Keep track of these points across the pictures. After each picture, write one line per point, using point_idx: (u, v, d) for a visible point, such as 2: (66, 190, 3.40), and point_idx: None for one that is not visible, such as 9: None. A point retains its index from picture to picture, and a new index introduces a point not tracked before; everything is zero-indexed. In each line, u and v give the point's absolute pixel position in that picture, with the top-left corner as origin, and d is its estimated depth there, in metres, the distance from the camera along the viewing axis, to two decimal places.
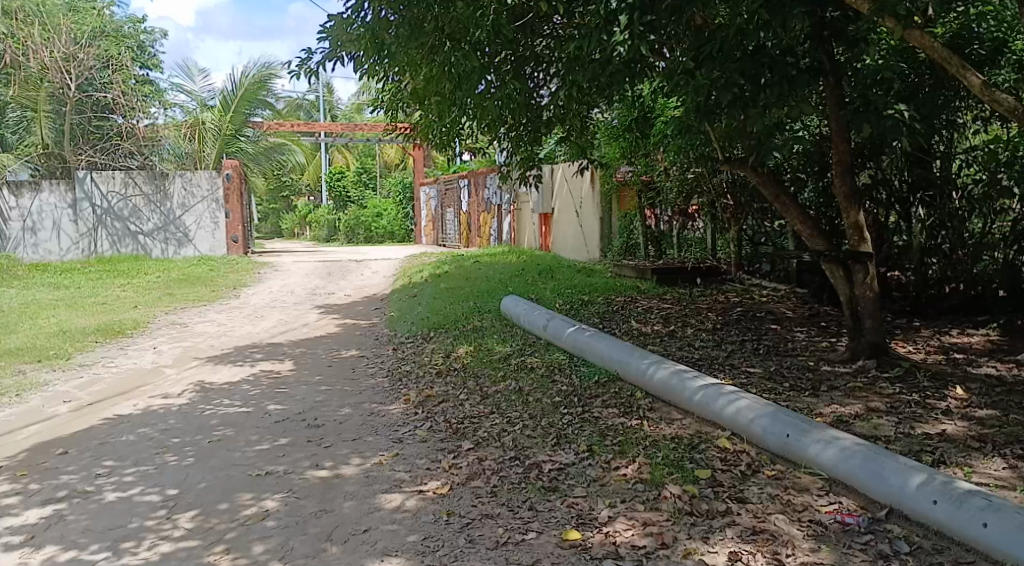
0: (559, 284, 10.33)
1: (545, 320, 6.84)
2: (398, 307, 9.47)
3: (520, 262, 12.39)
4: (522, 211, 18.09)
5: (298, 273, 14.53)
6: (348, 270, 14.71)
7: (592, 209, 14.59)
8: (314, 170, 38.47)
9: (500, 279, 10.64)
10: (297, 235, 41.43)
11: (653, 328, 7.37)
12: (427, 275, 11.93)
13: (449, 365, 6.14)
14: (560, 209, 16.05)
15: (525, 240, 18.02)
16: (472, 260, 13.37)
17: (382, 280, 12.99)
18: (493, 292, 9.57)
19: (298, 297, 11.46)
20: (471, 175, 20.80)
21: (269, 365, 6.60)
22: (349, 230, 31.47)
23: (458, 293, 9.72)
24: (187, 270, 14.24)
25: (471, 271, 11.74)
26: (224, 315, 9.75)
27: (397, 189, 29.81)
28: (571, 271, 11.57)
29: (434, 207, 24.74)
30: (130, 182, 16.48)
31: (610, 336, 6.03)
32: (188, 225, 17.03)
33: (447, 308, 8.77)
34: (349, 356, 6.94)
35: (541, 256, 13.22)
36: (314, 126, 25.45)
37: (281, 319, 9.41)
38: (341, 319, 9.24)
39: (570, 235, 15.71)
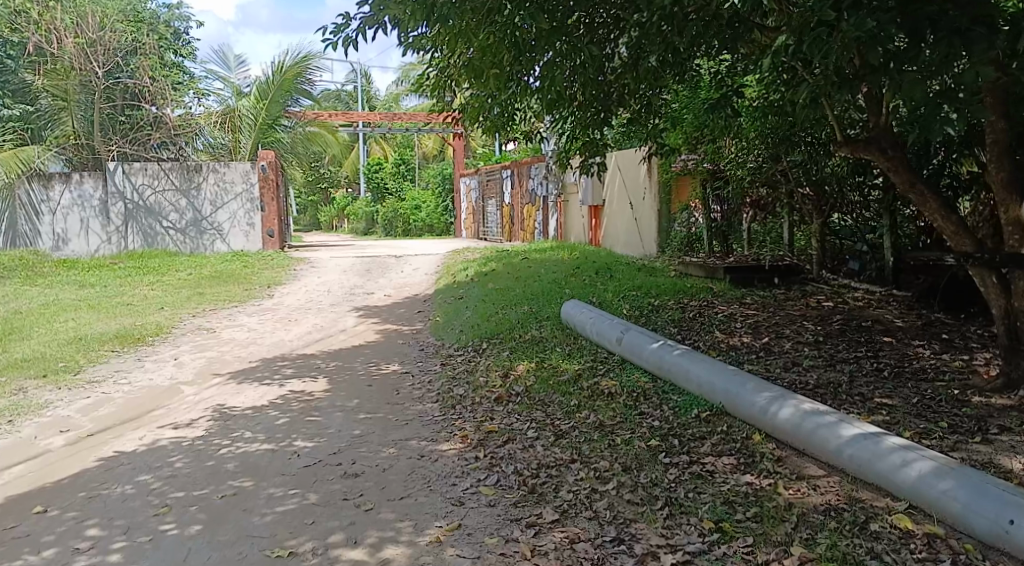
0: (621, 285, 9.28)
1: (617, 330, 5.85)
2: (445, 311, 8.52)
3: (574, 259, 11.39)
4: (570, 203, 17.04)
5: (335, 269, 13.70)
6: (388, 267, 13.85)
7: (649, 201, 13.47)
8: (352, 160, 37.77)
9: (555, 280, 9.63)
10: (335, 227, 40.85)
11: (744, 341, 6.32)
12: (473, 274, 10.99)
13: (511, 388, 5.17)
14: (613, 202, 14.98)
15: (573, 233, 16.98)
16: (521, 257, 12.37)
17: (424, 278, 12.08)
18: (549, 295, 8.55)
19: (334, 297, 10.59)
20: (515, 165, 19.77)
21: (299, 384, 5.70)
22: (388, 223, 30.67)
23: (509, 295, 8.73)
24: (218, 266, 13.53)
25: (521, 269, 10.75)
26: (255, 319, 8.92)
27: (436, 180, 28.89)
28: (631, 269, 10.51)
29: (475, 198, 23.77)
30: (161, 175, 15.86)
31: (703, 355, 5.00)
32: (222, 219, 16.33)
33: (499, 313, 7.81)
34: (391, 373, 6.00)
35: (595, 252, 12.17)
36: (352, 116, 24.67)
37: (316, 323, 8.55)
38: (381, 325, 8.33)
39: (625, 229, 14.58)
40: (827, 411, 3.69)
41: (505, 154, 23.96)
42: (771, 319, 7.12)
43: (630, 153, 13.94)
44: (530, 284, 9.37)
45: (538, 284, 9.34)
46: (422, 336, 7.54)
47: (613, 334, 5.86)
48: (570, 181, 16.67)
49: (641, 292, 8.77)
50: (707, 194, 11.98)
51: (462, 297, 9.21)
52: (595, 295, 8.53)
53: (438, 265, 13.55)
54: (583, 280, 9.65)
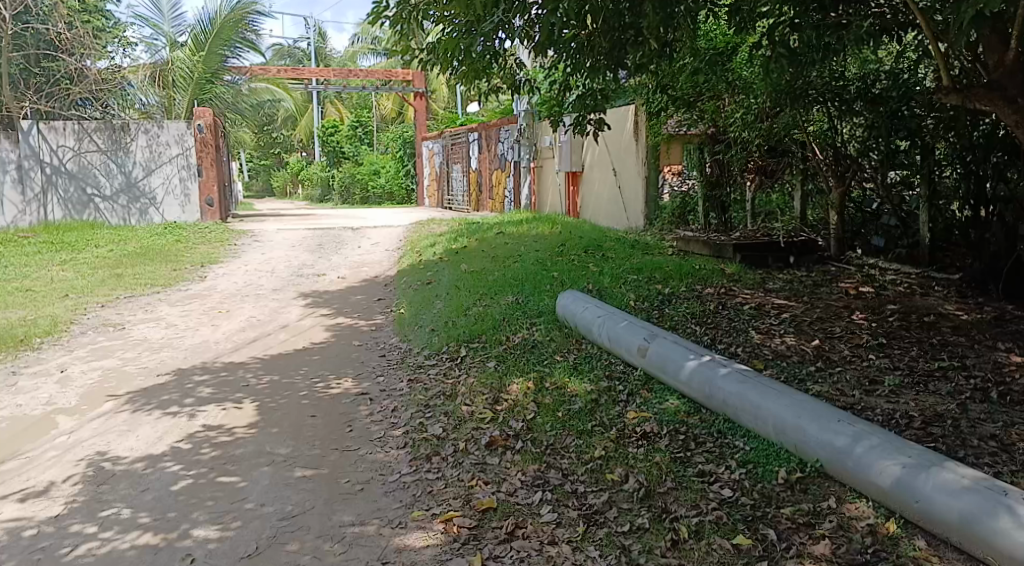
0: (620, 266, 7.91)
1: (638, 339, 4.47)
2: (411, 300, 7.09)
3: (557, 234, 10.00)
4: (543, 169, 15.62)
5: (284, 244, 12.12)
6: (344, 241, 12.30)
7: (635, 166, 12.12)
8: (306, 122, 35.60)
9: (541, 260, 8.23)
10: (289, 194, 38.73)
11: (790, 345, 5.06)
12: (441, 251, 9.56)
13: (507, 423, 3.80)
14: (592, 168, 13.64)
15: (547, 203, 15.60)
16: (496, 230, 10.92)
17: (385, 255, 10.59)
18: (538, 281, 7.16)
19: (279, 280, 9.06)
20: (483, 128, 18.25)
21: (217, 413, 4.26)
22: (345, 189, 28.82)
23: (490, 281, 7.32)
24: (147, 241, 11.83)
25: (500, 246, 9.31)
26: (180, 310, 7.37)
27: (396, 144, 27.15)
28: (626, 247, 9.15)
29: (438, 164, 22.14)
30: (84, 135, 14.00)
31: (765, 377, 3.65)
32: (155, 186, 14.52)
33: (477, 305, 6.42)
34: (341, 394, 4.58)
35: (580, 225, 10.77)
36: (304, 73, 22.74)
37: (253, 315, 7.05)
38: (333, 318, 6.87)
39: (606, 199, 13.26)
40: (1009, 491, 2.39)
41: (470, 116, 22.33)
42: (811, 311, 5.88)
43: (614, 113, 12.57)
44: (512, 266, 7.97)
45: (522, 266, 7.93)
46: (382, 335, 6.10)
47: (633, 343, 4.48)
48: (544, 144, 15.21)
49: (644, 275, 7.42)
50: (705, 158, 10.69)
51: (431, 282, 7.77)
52: (593, 280, 7.16)
53: (400, 240, 12.03)
54: (573, 260, 8.26)
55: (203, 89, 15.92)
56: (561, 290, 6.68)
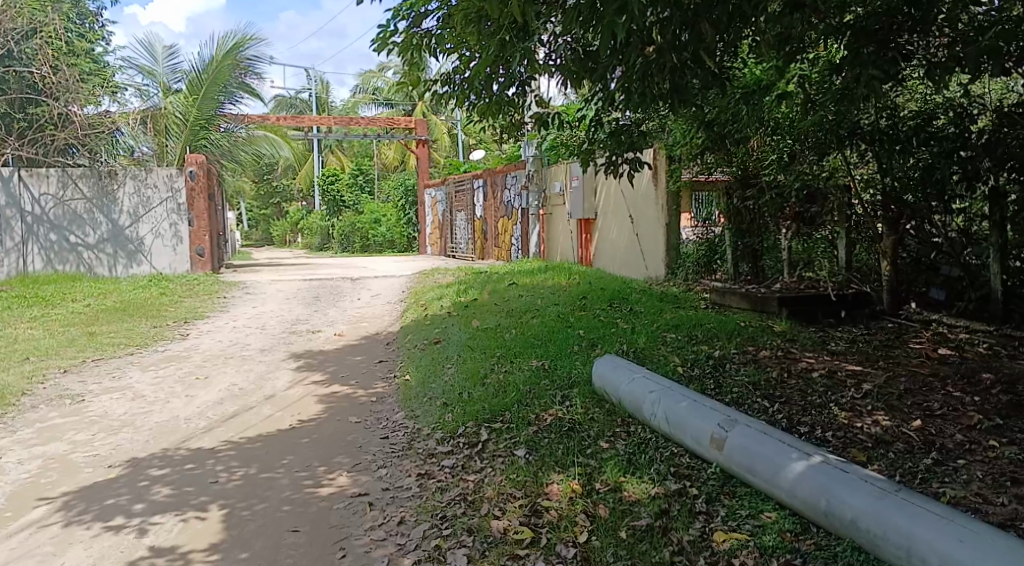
0: (653, 322, 6.97)
1: (705, 421, 3.56)
2: (416, 364, 6.13)
3: (576, 285, 9.12)
4: (553, 216, 14.82)
5: (277, 297, 11.22)
6: (342, 293, 11.40)
7: (655, 212, 11.31)
8: (306, 172, 35.06)
9: (563, 317, 7.29)
10: (289, 243, 38.04)
11: (887, 428, 4.13)
12: (449, 305, 8.66)
13: (555, 551, 2.89)
14: (606, 214, 12.85)
15: (557, 251, 14.76)
16: (507, 281, 10.03)
17: (387, 308, 9.69)
18: (562, 341, 6.21)
19: (269, 338, 8.12)
20: (488, 174, 17.53)
21: (173, 529, 3.31)
22: (345, 240, 27.84)
23: (506, 343, 6.37)
24: (129, 295, 10.95)
25: (514, 300, 8.36)
26: (153, 376, 6.43)
27: (398, 191, 26.50)
28: (655, 300, 8.22)
29: (441, 212, 21.38)
30: (68, 182, 13.22)
31: (893, 481, 2.82)
32: (143, 234, 13.68)
33: (494, 371, 5.48)
34: (333, 495, 3.64)
35: (600, 276, 9.87)
36: (304, 119, 22.17)
37: (234, 382, 6.12)
38: (327, 386, 5.92)
39: (622, 248, 12.40)
40: None
41: (474, 163, 21.70)
42: (896, 382, 4.94)
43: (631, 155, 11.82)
44: (530, 325, 7.01)
45: (541, 324, 6.98)
46: (384, 409, 5.14)
47: (698, 426, 3.57)
48: (554, 190, 14.43)
49: (684, 333, 6.48)
50: (731, 203, 9.79)
51: (438, 343, 6.82)
52: (626, 339, 6.22)
53: (402, 292, 11.12)
54: (598, 315, 7.32)
55: (195, 135, 15.27)
56: (592, 354, 5.73)
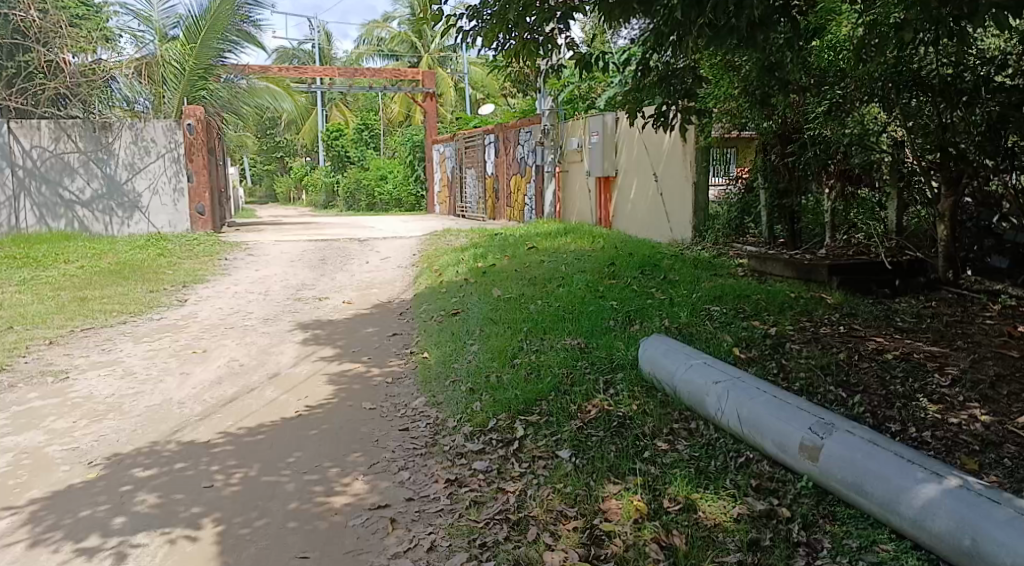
0: (692, 292, 6.35)
1: (791, 426, 2.98)
2: (435, 339, 5.56)
3: (601, 248, 8.50)
4: (569, 174, 14.12)
5: (282, 259, 10.63)
6: (349, 255, 10.81)
7: (682, 170, 10.61)
8: (310, 126, 34.21)
9: (592, 285, 6.68)
10: (294, 200, 37.36)
11: (992, 426, 3.54)
12: (465, 270, 8.06)
13: None
14: (627, 171, 12.15)
15: (573, 211, 14.09)
16: (525, 244, 9.42)
17: (398, 272, 9.10)
18: (595, 314, 5.61)
19: (273, 305, 7.55)
20: (500, 129, 16.78)
21: (157, 554, 2.77)
22: (351, 196, 27.48)
23: (533, 316, 5.77)
24: (125, 256, 10.37)
25: (536, 267, 7.74)
26: (145, 349, 5.87)
27: (405, 147, 25.71)
28: (690, 267, 7.59)
29: (450, 168, 20.65)
30: (61, 135, 12.51)
31: None
32: (140, 190, 13.03)
33: (522, 349, 4.90)
34: (348, 507, 3.09)
35: (626, 238, 9.23)
36: (307, 71, 21.33)
37: (234, 357, 5.56)
38: (337, 363, 5.36)
39: (644, 209, 11.75)
40: None
41: (484, 118, 20.88)
42: (983, 366, 4.34)
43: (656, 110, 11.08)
44: (558, 295, 6.41)
45: (569, 295, 6.38)
46: (400, 393, 4.57)
47: (782, 432, 2.99)
48: (571, 147, 13.70)
49: (729, 305, 5.86)
50: (767, 161, 9.08)
51: (457, 314, 6.24)
52: (666, 313, 5.61)
53: (413, 254, 10.52)
54: (630, 283, 6.71)
55: (193, 87, 14.51)
56: (631, 330, 5.13)
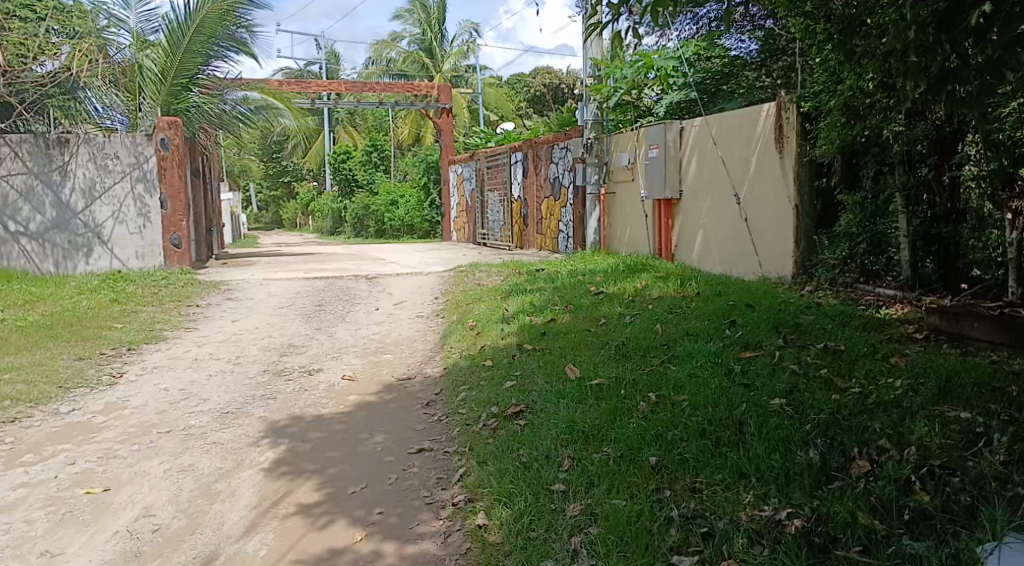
0: (891, 378, 4.02)
1: None
2: (494, 474, 3.25)
3: (696, 296, 6.20)
4: (617, 197, 11.85)
5: (269, 304, 8.36)
6: (354, 298, 8.54)
7: (779, 188, 8.33)
8: (317, 148, 32.21)
9: (721, 361, 4.34)
10: (299, 226, 35.33)
11: None
12: (514, 330, 5.76)
13: None
14: (698, 192, 9.89)
15: (622, 241, 11.79)
16: (586, 288, 7.16)
17: (417, 328, 6.81)
18: (764, 426, 3.30)
19: (241, 385, 5.25)
20: (529, 145, 14.60)
21: None
22: (359, 223, 25.64)
23: (656, 424, 3.45)
24: (68, 302, 8.13)
25: (617, 326, 5.39)
26: (13, 484, 3.59)
27: (416, 169, 23.59)
28: (842, 327, 5.26)
29: (469, 192, 18.46)
30: (7, 153, 10.41)
31: None
32: (102, 219, 10.78)
33: (676, 523, 2.60)
34: None
35: (724, 280, 6.91)
36: (309, 85, 19.26)
37: (151, 510, 3.27)
38: (325, 524, 3.07)
39: (721, 237, 9.49)
40: None
41: (506, 135, 18.75)
42: None
43: (742, 115, 8.87)
44: (676, 379, 4.08)
45: (694, 379, 4.05)
46: None
47: None
48: (620, 164, 11.45)
49: (982, 411, 3.51)
50: (910, 176, 6.85)
51: (521, 415, 3.92)
52: (889, 429, 3.29)
53: (435, 298, 8.24)
54: (781, 358, 4.37)
55: (175, 95, 12.28)
56: (860, 477, 2.82)
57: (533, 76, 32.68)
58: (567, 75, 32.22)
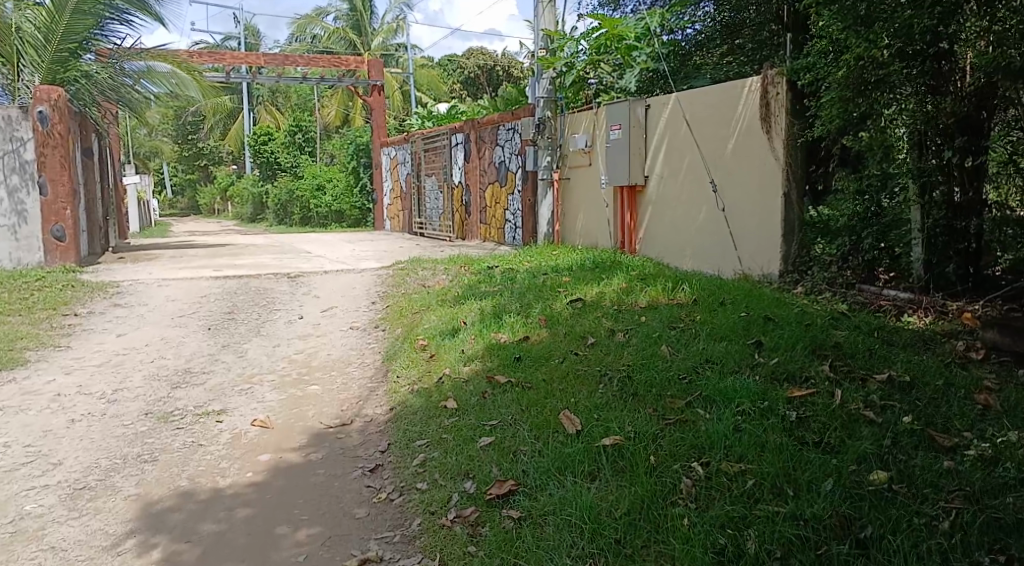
0: (1003, 430, 3.00)
1: None
2: None
3: (695, 304, 5.14)
4: (572, 183, 10.77)
5: (167, 313, 6.92)
6: (272, 304, 7.17)
7: (765, 173, 7.35)
8: (236, 129, 30.04)
9: (767, 405, 3.26)
10: (218, 212, 33.09)
11: None
12: (476, 352, 4.55)
13: None
14: (667, 178, 8.87)
15: (578, 232, 10.71)
16: (555, 292, 6.02)
17: (350, 346, 5.53)
18: (888, 532, 2.23)
19: (111, 439, 3.89)
20: (471, 126, 13.35)
21: None
22: (282, 209, 23.90)
23: (721, 527, 2.33)
24: None
25: (612, 349, 4.24)
26: None
27: (344, 151, 21.97)
28: (887, 347, 4.26)
29: (404, 177, 17.07)
30: None
31: None
32: None
33: None
34: None
35: (716, 282, 5.87)
36: (224, 57, 17.45)
37: None
38: None
39: (694, 229, 8.47)
40: None
41: (443, 117, 17.43)
42: None
43: (722, 90, 7.85)
44: (720, 432, 2.97)
45: (743, 436, 2.95)
46: None
47: None
48: (576, 146, 10.36)
49: None
50: (923, 162, 5.98)
51: (512, 500, 2.73)
52: None
53: (370, 303, 6.95)
54: (844, 400, 3.32)
55: (60, 63, 10.47)
56: None
57: (465, 57, 31.20)
58: (501, 57, 30.85)
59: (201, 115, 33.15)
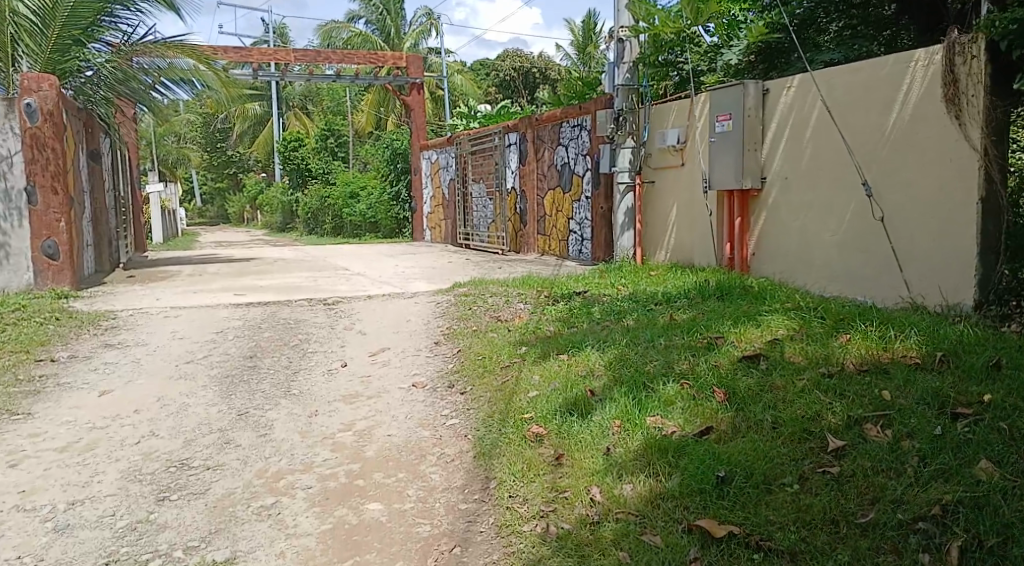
0: None
1: None
2: None
3: (945, 366, 3.36)
4: (660, 188, 8.95)
5: (171, 358, 5.28)
6: (306, 345, 5.52)
7: (947, 169, 5.28)
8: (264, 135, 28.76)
9: None
10: (247, 221, 31.91)
11: None
12: (635, 452, 2.82)
13: None
14: (794, 179, 6.91)
15: (667, 247, 8.92)
16: (698, 337, 4.28)
17: (418, 421, 3.84)
18: None
19: None
20: (527, 125, 11.66)
21: None
22: (313, 219, 22.52)
23: None
24: None
25: (886, 465, 2.48)
26: None
27: (378, 156, 20.48)
28: None
29: (447, 182, 15.47)
30: None
31: None
32: None
33: None
34: None
35: (938, 326, 4.08)
36: (251, 55, 15.95)
37: None
38: None
39: (836, 245, 6.44)
40: None
41: (488, 118, 15.81)
42: None
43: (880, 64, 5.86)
44: None
45: None
46: None
47: None
48: (666, 144, 8.56)
49: None
50: None
51: None
52: None
53: (432, 345, 5.26)
54: None
55: (60, 52, 8.78)
56: None
57: (500, 59, 29.70)
58: (538, 59, 29.32)
59: (229, 121, 31.92)
